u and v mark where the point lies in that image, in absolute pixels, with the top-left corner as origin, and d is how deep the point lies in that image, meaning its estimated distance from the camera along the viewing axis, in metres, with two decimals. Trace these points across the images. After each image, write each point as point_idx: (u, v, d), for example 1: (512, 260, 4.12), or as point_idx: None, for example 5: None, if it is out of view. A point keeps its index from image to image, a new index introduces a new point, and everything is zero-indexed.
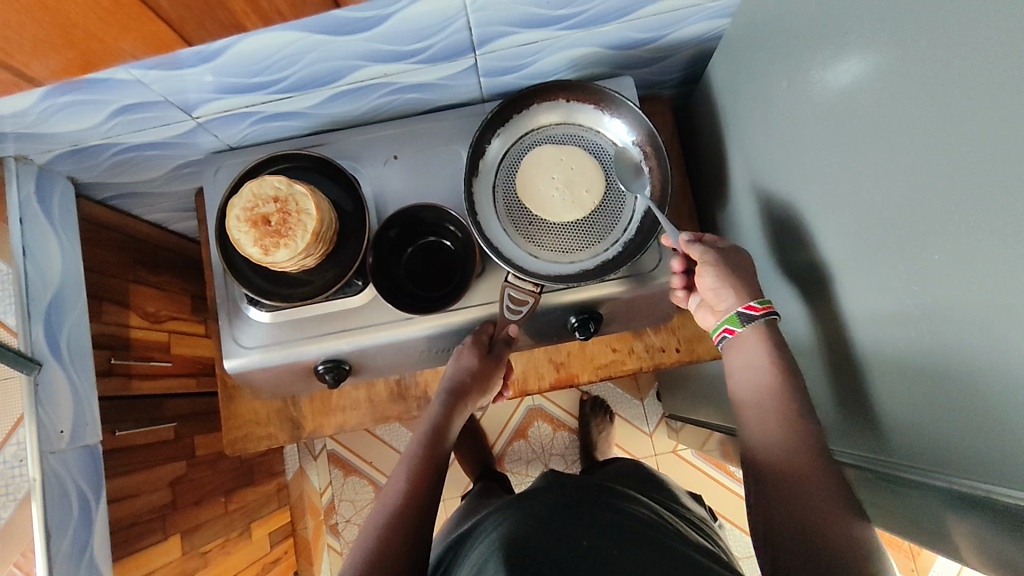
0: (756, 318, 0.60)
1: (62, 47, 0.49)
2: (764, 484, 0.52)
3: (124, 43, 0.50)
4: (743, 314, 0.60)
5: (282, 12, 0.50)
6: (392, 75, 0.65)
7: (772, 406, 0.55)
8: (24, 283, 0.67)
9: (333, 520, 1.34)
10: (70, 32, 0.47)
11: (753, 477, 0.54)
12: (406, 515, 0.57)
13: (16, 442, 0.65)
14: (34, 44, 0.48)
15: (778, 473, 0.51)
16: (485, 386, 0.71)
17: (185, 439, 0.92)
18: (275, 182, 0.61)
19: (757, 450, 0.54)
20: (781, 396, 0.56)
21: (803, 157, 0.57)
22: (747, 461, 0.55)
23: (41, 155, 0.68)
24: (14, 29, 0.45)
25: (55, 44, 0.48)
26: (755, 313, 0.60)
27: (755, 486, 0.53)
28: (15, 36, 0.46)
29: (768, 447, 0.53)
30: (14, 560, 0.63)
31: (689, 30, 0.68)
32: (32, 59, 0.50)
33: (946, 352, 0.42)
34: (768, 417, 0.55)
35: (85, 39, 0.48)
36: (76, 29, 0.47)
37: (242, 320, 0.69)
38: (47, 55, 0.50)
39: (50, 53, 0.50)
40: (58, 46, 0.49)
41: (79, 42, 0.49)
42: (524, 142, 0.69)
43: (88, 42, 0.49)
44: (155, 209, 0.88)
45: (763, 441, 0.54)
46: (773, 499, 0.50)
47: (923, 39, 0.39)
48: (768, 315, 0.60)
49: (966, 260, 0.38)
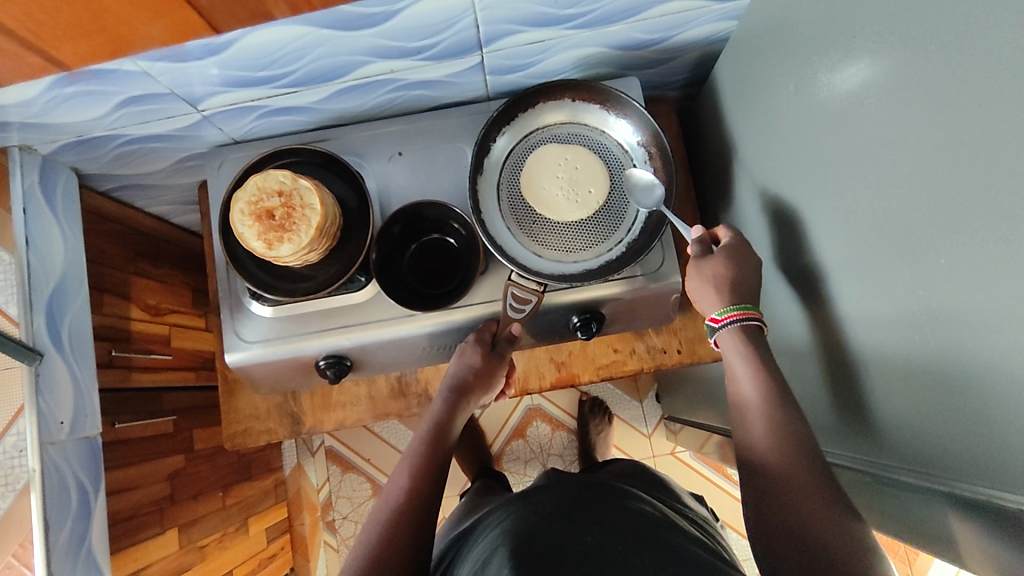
0: (719, 330, 0.62)
1: (93, 35, 0.49)
2: (761, 481, 0.52)
3: (152, 29, 0.49)
4: (711, 328, 0.63)
5: (312, 5, 0.50)
6: (398, 71, 0.65)
7: (771, 406, 0.55)
8: (26, 273, 0.67)
9: (329, 516, 1.34)
10: (100, 18, 0.47)
11: (746, 481, 0.54)
12: (408, 513, 0.57)
13: (17, 431, 0.65)
14: (64, 31, 0.48)
15: (775, 471, 0.51)
16: (487, 385, 0.70)
17: (184, 433, 0.92)
18: (279, 176, 0.61)
19: (755, 448, 0.54)
20: (778, 395, 0.56)
21: (808, 160, 0.57)
22: (744, 458, 0.55)
23: (45, 145, 0.68)
24: (46, 14, 0.45)
25: (85, 31, 0.48)
26: (723, 320, 0.61)
27: (752, 484, 0.53)
28: (47, 21, 0.46)
29: (765, 444, 0.53)
30: (12, 550, 0.63)
31: (696, 31, 0.68)
32: (61, 43, 0.50)
33: (948, 356, 0.42)
34: (754, 420, 0.55)
35: (115, 25, 0.48)
36: (110, 16, 0.47)
37: (244, 314, 0.69)
38: (78, 41, 0.50)
39: (80, 38, 0.50)
40: (89, 33, 0.49)
41: (110, 29, 0.49)
42: (529, 140, 0.69)
43: (118, 29, 0.49)
44: (158, 202, 0.88)
45: (760, 438, 0.54)
46: (767, 504, 0.50)
47: (931, 45, 0.39)
48: (732, 322, 0.61)
49: (970, 265, 0.38)
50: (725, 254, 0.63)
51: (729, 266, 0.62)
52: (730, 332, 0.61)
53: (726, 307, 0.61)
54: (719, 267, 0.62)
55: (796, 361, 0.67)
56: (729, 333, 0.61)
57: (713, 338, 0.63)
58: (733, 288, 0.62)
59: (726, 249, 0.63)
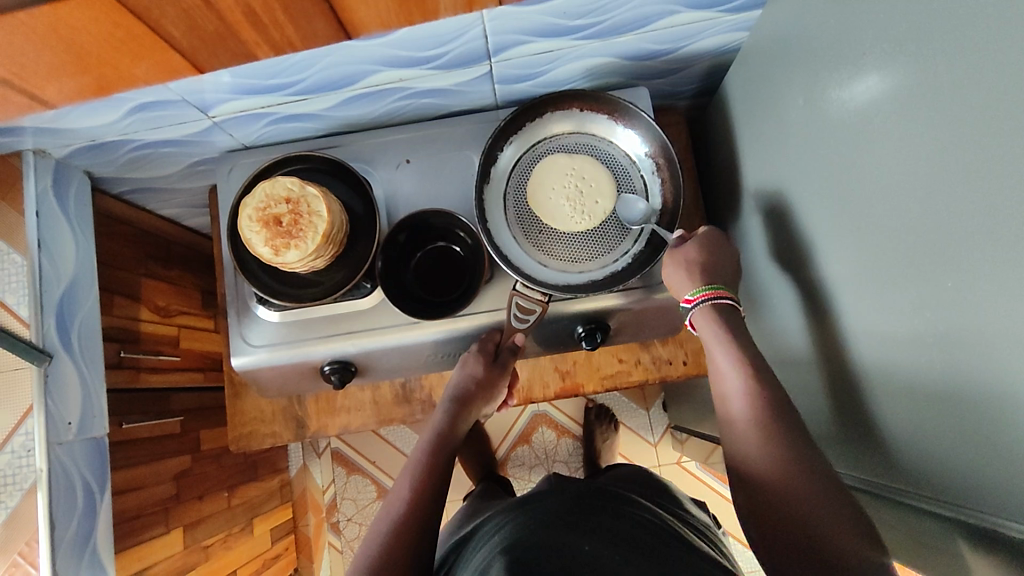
0: (691, 309, 0.61)
1: (78, 72, 0.48)
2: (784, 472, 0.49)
3: (136, 68, 0.49)
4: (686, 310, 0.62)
5: (293, 45, 0.48)
6: (407, 80, 0.65)
7: (768, 400, 0.53)
8: (38, 274, 0.68)
9: (334, 517, 1.35)
10: (84, 58, 0.46)
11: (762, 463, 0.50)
12: (409, 522, 0.57)
13: (26, 431, 0.66)
14: (49, 68, 0.47)
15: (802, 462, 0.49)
16: (489, 396, 0.71)
17: (191, 433, 0.93)
18: (288, 183, 0.62)
19: (744, 453, 0.52)
20: (770, 391, 0.54)
21: (817, 175, 0.56)
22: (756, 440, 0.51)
23: (60, 149, 0.69)
24: (28, 55, 0.45)
25: (70, 70, 0.47)
26: (696, 300, 0.61)
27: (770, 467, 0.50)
28: (30, 61, 0.45)
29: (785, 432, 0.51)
30: (19, 548, 0.64)
31: (706, 42, 0.67)
32: (48, 82, 0.49)
33: (958, 382, 0.41)
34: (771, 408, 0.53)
35: (99, 65, 0.48)
36: (90, 56, 0.46)
37: (250, 318, 0.69)
38: (63, 79, 0.49)
39: (65, 77, 0.49)
40: (74, 70, 0.48)
41: (93, 68, 0.48)
42: (537, 149, 0.69)
43: (102, 68, 0.48)
44: (170, 205, 0.89)
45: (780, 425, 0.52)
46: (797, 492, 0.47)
47: (941, 66, 0.38)
48: (704, 302, 0.60)
49: (980, 292, 0.38)
50: (699, 240, 0.64)
51: (703, 251, 0.62)
52: (703, 311, 0.61)
53: (697, 287, 0.61)
54: (692, 251, 0.63)
55: (801, 376, 0.66)
56: (701, 311, 0.61)
57: (687, 318, 0.63)
58: (705, 269, 0.61)
59: (697, 238, 0.64)
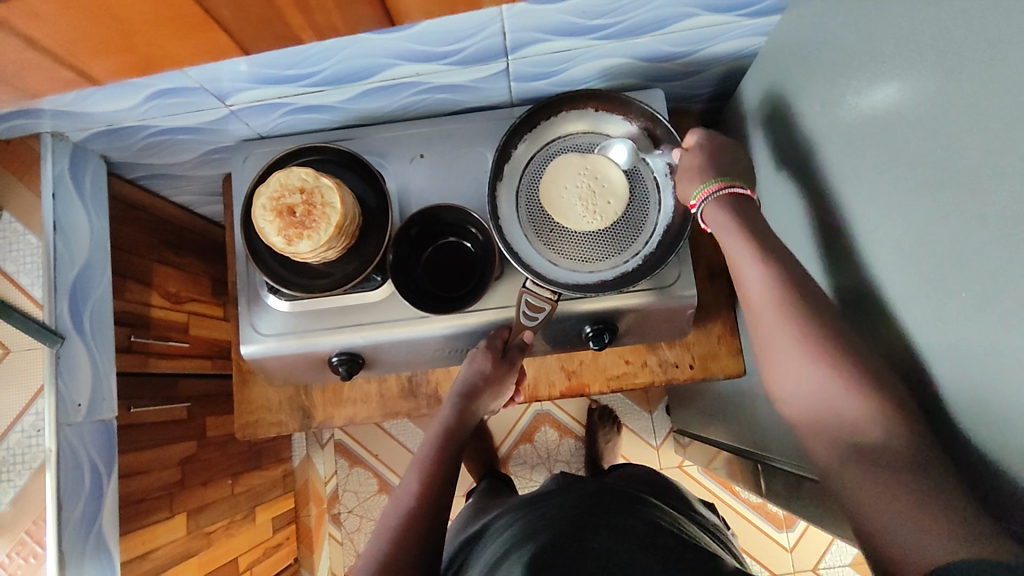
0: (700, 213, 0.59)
1: (124, 52, 0.49)
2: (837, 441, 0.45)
3: (181, 49, 0.49)
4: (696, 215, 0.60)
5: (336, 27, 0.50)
6: (424, 75, 0.66)
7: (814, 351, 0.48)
8: (53, 256, 0.69)
9: (334, 509, 1.36)
10: (132, 37, 0.47)
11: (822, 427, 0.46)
12: (418, 517, 0.57)
13: (36, 411, 0.67)
14: (93, 47, 0.48)
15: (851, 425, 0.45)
16: (497, 391, 0.70)
17: (197, 419, 0.94)
18: (302, 173, 0.62)
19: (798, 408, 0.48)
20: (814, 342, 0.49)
21: (831, 182, 0.56)
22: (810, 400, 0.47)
23: (78, 133, 0.70)
24: (77, 33, 0.45)
25: (116, 48, 0.48)
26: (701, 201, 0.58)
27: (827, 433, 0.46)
28: (77, 39, 0.46)
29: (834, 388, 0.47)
30: (26, 526, 0.65)
31: (723, 46, 0.67)
32: (94, 60, 0.50)
33: (967, 394, 0.41)
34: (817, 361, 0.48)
35: (145, 46, 0.48)
36: (138, 36, 0.47)
37: (261, 307, 0.70)
38: (108, 58, 0.49)
39: (110, 57, 0.49)
40: (120, 50, 0.48)
41: (140, 47, 0.48)
42: (550, 148, 0.69)
43: (149, 48, 0.49)
44: (183, 192, 0.90)
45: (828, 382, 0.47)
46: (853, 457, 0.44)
47: (961, 76, 0.38)
48: (710, 199, 0.58)
49: (993, 305, 0.38)
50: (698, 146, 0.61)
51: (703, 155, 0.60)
52: (711, 206, 0.58)
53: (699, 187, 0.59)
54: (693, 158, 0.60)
55: None
56: (710, 208, 0.58)
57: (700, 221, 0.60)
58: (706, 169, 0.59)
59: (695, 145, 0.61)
